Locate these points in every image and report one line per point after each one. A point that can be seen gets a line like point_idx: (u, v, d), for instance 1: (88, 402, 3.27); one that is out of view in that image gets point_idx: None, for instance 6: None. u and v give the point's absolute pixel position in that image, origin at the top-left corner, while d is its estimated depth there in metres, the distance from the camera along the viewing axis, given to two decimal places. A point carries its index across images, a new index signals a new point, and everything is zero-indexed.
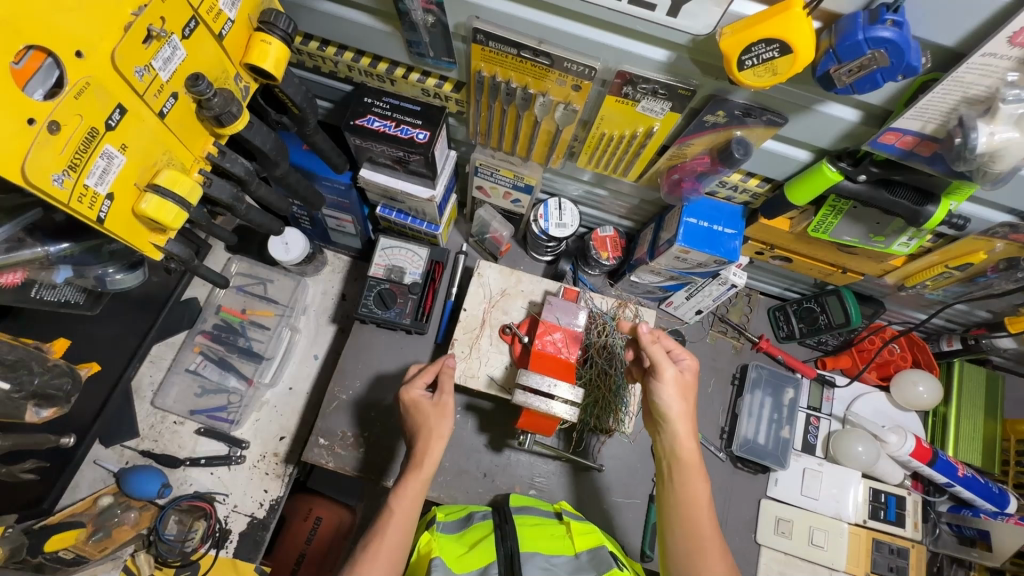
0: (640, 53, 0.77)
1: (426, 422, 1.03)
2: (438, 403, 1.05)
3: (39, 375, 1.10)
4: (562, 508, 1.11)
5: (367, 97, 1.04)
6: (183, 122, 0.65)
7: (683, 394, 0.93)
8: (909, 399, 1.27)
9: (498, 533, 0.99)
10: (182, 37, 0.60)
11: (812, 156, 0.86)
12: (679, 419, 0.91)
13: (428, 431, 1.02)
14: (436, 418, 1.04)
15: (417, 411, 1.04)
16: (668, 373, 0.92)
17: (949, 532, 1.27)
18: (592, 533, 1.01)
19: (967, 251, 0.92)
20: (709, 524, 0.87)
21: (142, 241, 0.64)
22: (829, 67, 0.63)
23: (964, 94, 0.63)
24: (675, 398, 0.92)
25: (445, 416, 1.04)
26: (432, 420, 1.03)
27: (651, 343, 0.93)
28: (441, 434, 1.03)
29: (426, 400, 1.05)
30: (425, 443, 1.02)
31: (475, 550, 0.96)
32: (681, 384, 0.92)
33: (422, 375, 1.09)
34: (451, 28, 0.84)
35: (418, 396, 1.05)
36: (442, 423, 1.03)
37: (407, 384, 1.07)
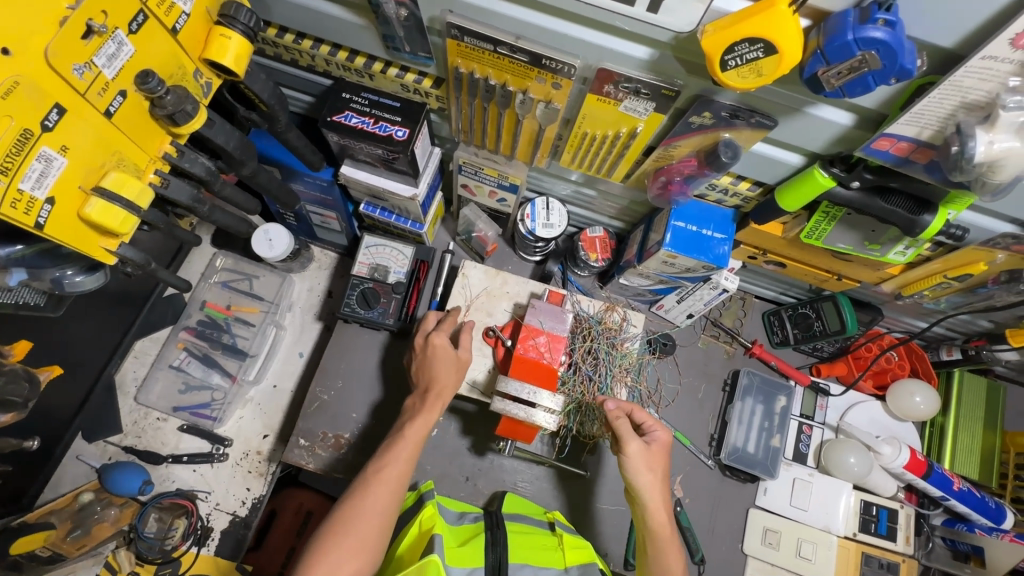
0: (621, 50, 0.73)
1: (443, 365, 1.07)
2: (458, 355, 1.09)
3: None
4: (555, 518, 1.08)
5: (345, 92, 1.01)
6: (135, 122, 0.62)
7: (647, 468, 0.92)
8: (905, 409, 1.23)
9: (488, 536, 0.94)
10: (128, 32, 0.57)
11: (804, 161, 0.82)
12: (651, 498, 0.92)
13: (440, 382, 1.06)
14: (451, 369, 1.07)
15: (438, 356, 1.08)
16: (632, 448, 0.92)
17: (943, 546, 1.23)
18: (583, 548, 0.99)
19: (967, 261, 0.88)
20: None
21: (91, 246, 0.61)
22: (817, 69, 0.59)
23: (963, 99, 0.59)
24: (644, 476, 0.92)
25: (461, 371, 1.08)
26: (447, 369, 1.07)
27: (615, 419, 0.95)
28: (446, 388, 1.05)
29: (448, 348, 1.09)
30: (444, 380, 1.06)
31: (468, 546, 0.93)
32: (646, 460, 0.92)
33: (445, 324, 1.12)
34: (426, 22, 0.80)
35: (441, 343, 1.08)
36: (455, 374, 1.07)
37: (431, 329, 1.10)
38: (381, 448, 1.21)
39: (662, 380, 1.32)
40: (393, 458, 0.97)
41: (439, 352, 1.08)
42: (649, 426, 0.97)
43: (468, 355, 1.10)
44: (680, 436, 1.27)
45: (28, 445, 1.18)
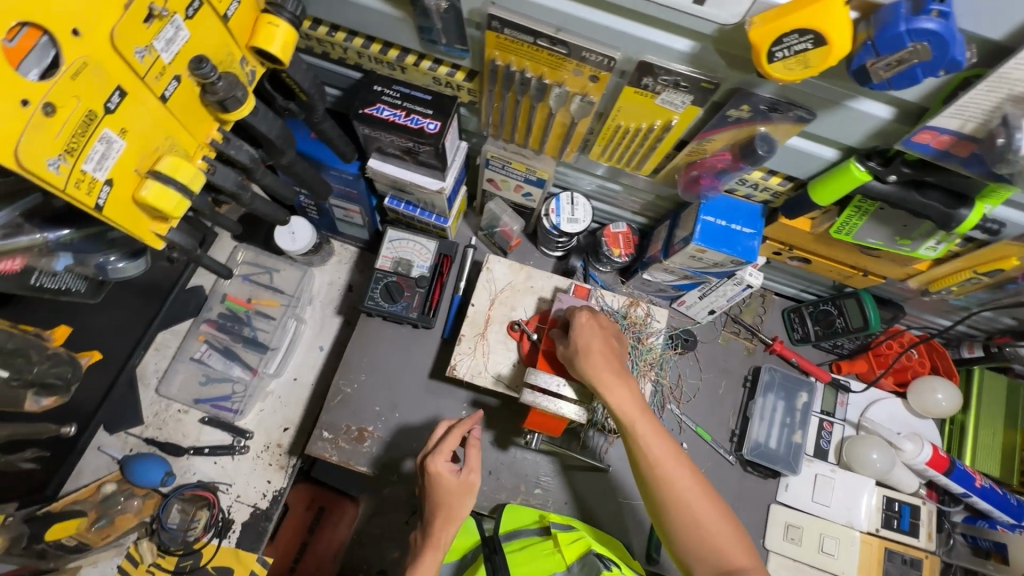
0: (662, 42, 0.73)
1: (450, 500, 0.98)
2: (462, 480, 0.99)
3: (38, 364, 1.12)
4: (549, 519, 1.09)
5: (377, 85, 1.01)
6: (186, 107, 0.63)
7: (617, 380, 0.92)
8: (927, 406, 1.24)
9: (488, 566, 0.98)
10: (184, 17, 0.58)
11: (838, 155, 0.83)
12: (628, 413, 0.91)
13: (449, 511, 0.98)
14: (460, 498, 0.98)
15: (444, 486, 0.98)
16: (593, 371, 0.91)
17: (963, 543, 1.24)
18: (579, 541, 0.99)
19: (998, 256, 0.88)
20: (704, 507, 0.87)
21: (142, 230, 0.62)
22: (866, 60, 0.60)
23: (1010, 91, 0.60)
24: (613, 390, 0.91)
25: (468, 499, 0.99)
26: (456, 501, 0.98)
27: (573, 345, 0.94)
28: (456, 519, 0.98)
29: (453, 477, 0.98)
30: (453, 513, 0.98)
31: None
32: (614, 373, 0.92)
33: (445, 446, 1.00)
34: (465, 14, 0.81)
35: (443, 470, 0.98)
36: (463, 504, 0.99)
37: (431, 454, 0.99)
38: (404, 441, 1.22)
39: (683, 376, 1.33)
40: (428, 553, 0.96)
41: (447, 482, 0.98)
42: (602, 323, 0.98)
43: (474, 481, 0.99)
44: (701, 431, 1.27)
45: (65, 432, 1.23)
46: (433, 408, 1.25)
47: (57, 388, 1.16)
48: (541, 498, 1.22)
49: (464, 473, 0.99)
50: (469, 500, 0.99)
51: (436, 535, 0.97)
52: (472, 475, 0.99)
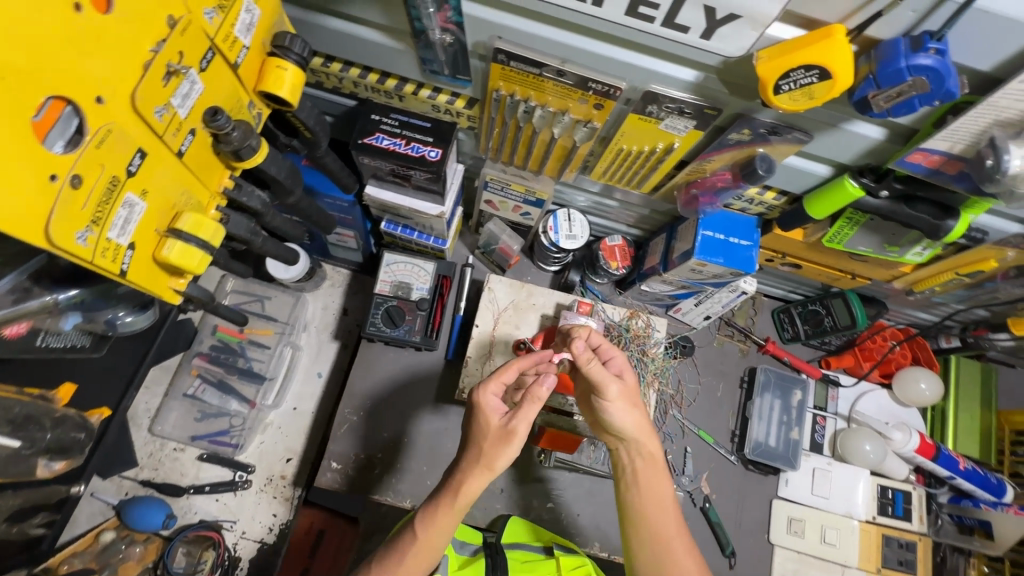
0: (667, 73, 0.75)
1: (485, 439, 0.85)
2: (504, 427, 0.85)
3: (50, 430, 1.13)
4: (554, 542, 1.11)
5: (374, 113, 1.00)
6: (200, 158, 0.61)
7: (631, 411, 0.87)
8: (912, 395, 1.31)
9: (489, 563, 1.00)
10: (199, 70, 0.56)
11: (831, 171, 0.86)
12: (638, 433, 0.87)
13: (485, 459, 0.84)
14: (496, 444, 0.84)
15: (485, 422, 0.86)
16: (613, 392, 0.86)
17: (949, 522, 1.30)
18: (582, 568, 1.05)
19: (978, 258, 0.94)
20: (675, 523, 0.87)
21: (162, 287, 0.60)
22: (868, 92, 0.63)
23: (997, 117, 0.64)
24: (627, 417, 0.87)
25: (507, 446, 0.83)
26: (491, 446, 0.84)
27: (585, 366, 0.87)
28: (490, 468, 0.84)
29: (497, 416, 0.87)
30: (487, 454, 0.84)
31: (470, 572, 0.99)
32: (628, 397, 0.87)
33: (501, 379, 0.91)
34: (470, 47, 0.81)
35: (490, 404, 0.87)
36: (499, 453, 0.83)
37: (481, 385, 0.88)
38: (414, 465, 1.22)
39: (683, 381, 1.36)
40: (445, 507, 0.85)
41: (488, 419, 0.86)
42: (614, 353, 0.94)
43: (518, 430, 0.84)
44: (703, 434, 1.32)
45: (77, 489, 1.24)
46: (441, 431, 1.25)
47: (71, 451, 1.18)
48: (553, 512, 1.23)
49: (508, 418, 0.85)
50: (507, 453, 0.83)
51: (461, 479, 0.85)
52: (519, 421, 0.84)
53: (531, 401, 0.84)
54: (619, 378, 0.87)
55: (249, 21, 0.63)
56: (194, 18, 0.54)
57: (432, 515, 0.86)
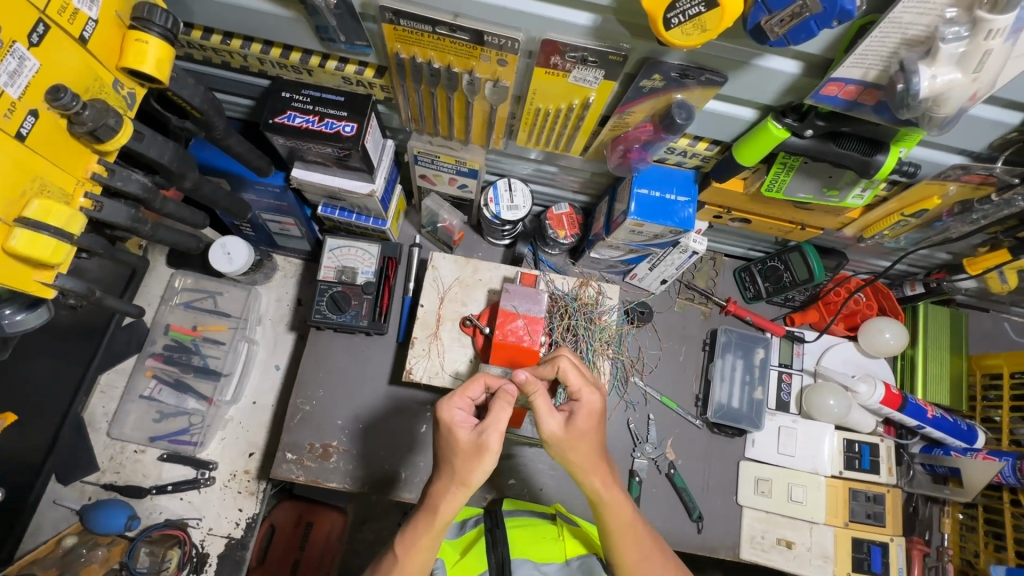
0: (563, 19, 0.71)
1: (456, 455, 0.80)
2: (476, 440, 0.79)
3: None
4: (558, 511, 1.08)
5: (284, 91, 0.96)
6: (55, 143, 0.58)
7: (577, 444, 0.82)
8: (877, 346, 1.27)
9: (488, 539, 0.97)
10: (28, 45, 0.53)
11: (757, 114, 0.82)
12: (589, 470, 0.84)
13: (459, 475, 0.80)
14: (468, 459, 0.79)
15: (454, 440, 0.80)
16: (554, 428, 0.81)
17: (923, 472, 1.26)
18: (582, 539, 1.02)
19: (922, 197, 0.90)
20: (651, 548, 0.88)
21: (23, 280, 0.58)
22: (759, 19, 0.59)
23: (903, 35, 0.59)
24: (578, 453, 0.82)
25: (478, 461, 0.78)
26: (462, 462, 0.79)
27: (530, 396, 0.82)
28: (466, 483, 0.80)
29: (467, 431, 0.80)
30: (460, 470, 0.80)
31: (470, 554, 0.97)
32: (577, 437, 0.82)
33: (467, 394, 0.84)
34: (359, 8, 0.76)
35: (456, 422, 0.81)
36: (472, 467, 0.79)
37: (445, 401, 0.82)
38: (371, 451, 1.20)
39: (644, 348, 1.33)
40: (425, 526, 0.82)
41: (456, 437, 0.80)
42: (576, 391, 0.84)
43: (490, 443, 0.78)
44: (666, 400, 1.29)
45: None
46: (396, 414, 1.23)
47: None
48: (515, 488, 1.21)
49: (478, 430, 0.80)
50: (480, 467, 0.79)
51: (437, 497, 0.82)
52: (490, 433, 0.79)
53: (501, 406, 0.80)
54: (562, 416, 0.82)
55: None
56: None
57: (411, 536, 0.82)
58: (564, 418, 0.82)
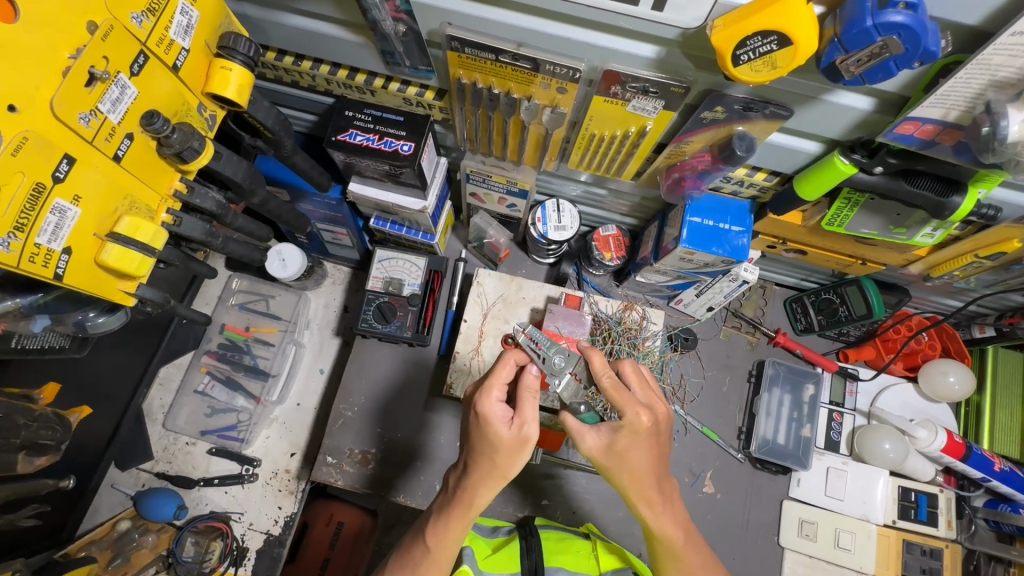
0: (627, 50, 0.71)
1: (494, 450, 0.74)
2: (516, 435, 0.74)
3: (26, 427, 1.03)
4: (592, 530, 1.06)
5: (348, 110, 0.99)
6: (144, 163, 0.63)
7: (618, 461, 0.76)
8: (941, 391, 1.20)
9: (523, 544, 0.95)
10: (129, 74, 0.58)
11: (822, 147, 0.80)
12: (637, 480, 0.77)
13: (498, 470, 0.75)
14: (510, 454, 0.74)
15: (493, 435, 0.74)
16: (587, 446, 0.77)
17: (986, 529, 1.18)
18: (618, 554, 0.98)
19: (999, 239, 0.86)
20: (696, 555, 0.82)
21: (109, 289, 0.64)
22: (835, 57, 0.57)
23: (992, 77, 0.56)
24: (620, 462, 0.76)
25: (520, 454, 0.74)
26: (503, 457, 0.74)
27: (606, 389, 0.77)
28: (503, 477, 0.75)
29: (506, 425, 0.74)
30: (500, 466, 0.75)
31: (502, 551, 0.95)
32: (609, 453, 0.76)
33: (500, 382, 0.77)
34: (424, 35, 0.79)
35: (498, 416, 0.74)
36: (511, 461, 0.75)
37: (482, 394, 0.75)
38: (408, 460, 1.20)
39: (686, 375, 1.30)
40: (459, 514, 0.78)
41: (495, 432, 0.74)
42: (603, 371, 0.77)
43: (532, 435, 0.74)
44: (708, 431, 1.25)
45: (65, 484, 1.16)
46: (434, 426, 1.23)
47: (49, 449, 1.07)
48: (548, 509, 1.19)
49: (520, 424, 0.74)
50: (520, 461, 0.75)
51: (471, 490, 0.77)
52: (532, 427, 0.74)
53: (531, 396, 0.75)
54: (599, 430, 0.76)
55: (186, 23, 0.63)
56: (117, 23, 0.55)
57: (443, 523, 0.79)
58: (606, 435, 0.76)
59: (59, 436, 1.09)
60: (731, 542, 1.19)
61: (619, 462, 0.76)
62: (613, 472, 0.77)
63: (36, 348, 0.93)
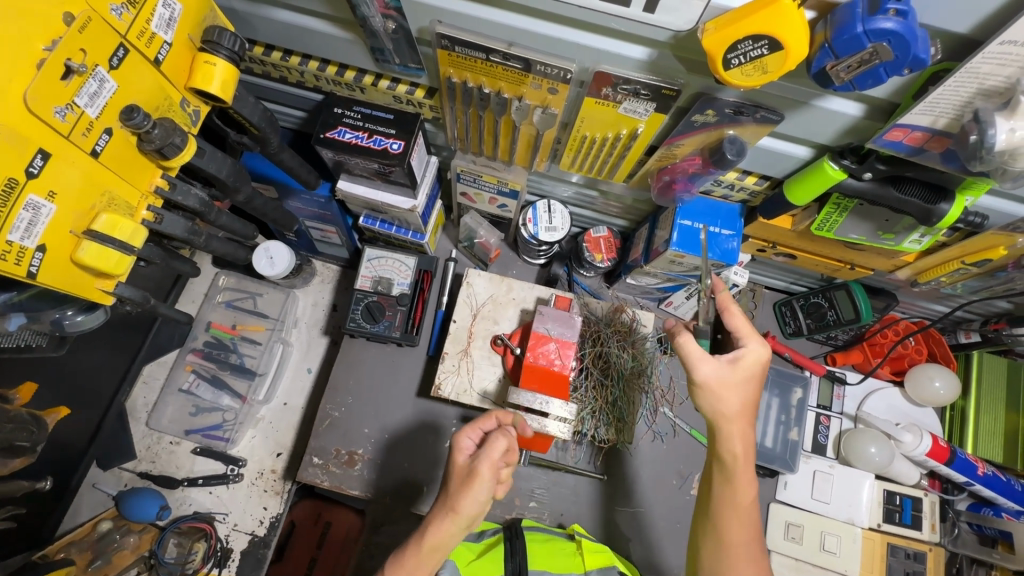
0: (619, 52, 0.70)
1: (451, 481, 0.81)
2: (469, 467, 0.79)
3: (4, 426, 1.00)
4: (578, 530, 1.06)
5: (337, 107, 0.98)
6: (123, 159, 0.62)
7: (728, 390, 0.83)
8: (926, 395, 1.20)
9: (508, 547, 0.95)
10: (108, 68, 0.56)
11: (812, 153, 0.80)
12: (739, 418, 0.83)
13: (450, 501, 0.78)
14: (460, 484, 0.79)
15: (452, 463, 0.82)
16: (702, 377, 0.82)
17: (969, 532, 1.20)
18: (603, 552, 0.97)
19: (985, 246, 0.87)
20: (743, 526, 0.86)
21: (86, 288, 0.62)
22: (826, 63, 0.57)
23: (980, 85, 0.56)
24: (726, 394, 0.82)
25: (468, 486, 0.77)
26: (454, 488, 0.79)
27: (676, 344, 0.82)
28: (454, 511, 0.78)
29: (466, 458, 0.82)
30: (451, 496, 0.79)
31: (487, 556, 0.94)
32: (727, 382, 0.82)
33: (478, 425, 0.86)
34: (415, 33, 0.78)
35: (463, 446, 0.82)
36: (461, 493, 0.78)
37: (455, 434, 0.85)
38: (395, 462, 1.19)
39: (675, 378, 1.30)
40: (414, 548, 0.79)
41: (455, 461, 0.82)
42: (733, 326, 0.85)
43: (480, 471, 0.77)
44: (696, 433, 1.25)
45: (43, 485, 1.13)
46: (422, 427, 1.22)
47: None
48: (536, 511, 1.18)
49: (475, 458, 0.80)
50: (469, 494, 0.77)
51: (429, 521, 0.80)
52: (481, 461, 0.78)
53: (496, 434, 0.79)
54: (718, 361, 0.82)
55: (169, 16, 0.62)
56: (96, 14, 0.54)
57: (400, 558, 0.80)
58: (723, 365, 0.82)
59: (37, 436, 1.06)
60: None
61: (729, 392, 0.83)
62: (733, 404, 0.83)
63: (14, 346, 0.91)
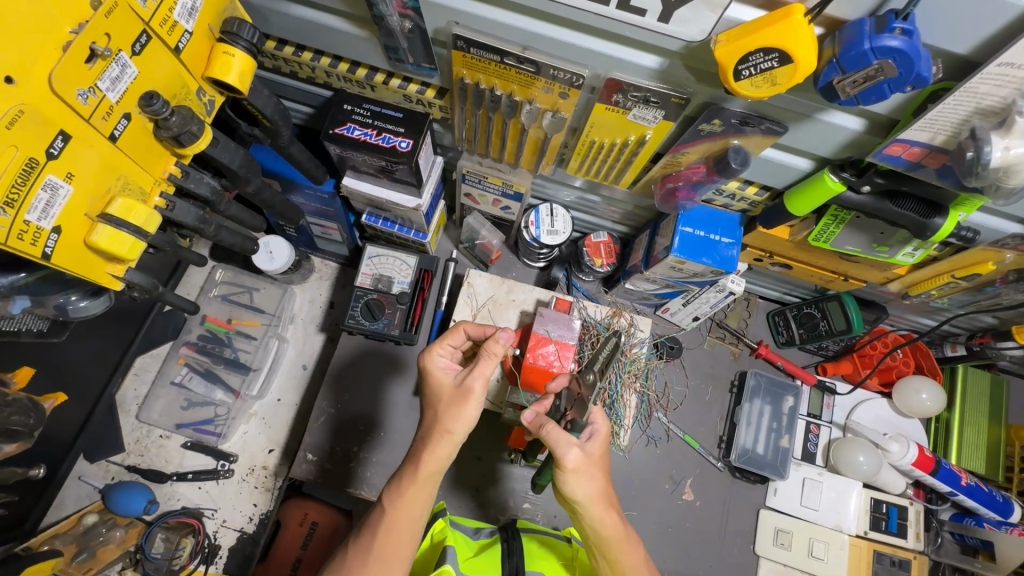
0: (630, 59, 0.72)
1: (440, 403, 0.82)
2: (459, 386, 0.81)
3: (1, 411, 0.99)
4: (572, 533, 1.07)
5: (347, 104, 0.99)
6: (140, 145, 0.62)
7: (592, 469, 0.77)
8: (913, 406, 1.23)
9: (504, 547, 0.94)
10: (131, 53, 0.57)
11: (812, 165, 0.82)
12: (594, 502, 0.77)
13: (441, 422, 0.80)
14: (451, 404, 0.80)
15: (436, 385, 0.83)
16: (572, 461, 0.75)
17: (951, 541, 1.23)
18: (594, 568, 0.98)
19: (975, 261, 0.90)
20: None
21: (97, 272, 0.62)
22: (832, 77, 0.59)
23: (977, 105, 0.59)
24: (583, 479, 0.76)
25: (462, 403, 0.79)
26: (445, 409, 0.80)
27: (540, 431, 0.78)
28: (447, 429, 0.79)
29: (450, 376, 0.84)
30: (443, 418, 0.80)
31: (484, 555, 0.93)
32: (586, 465, 0.77)
33: (449, 343, 0.88)
34: (430, 34, 0.80)
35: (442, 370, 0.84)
36: (454, 413, 0.79)
37: (427, 353, 0.86)
38: (391, 460, 1.18)
39: (669, 383, 1.32)
40: (410, 476, 0.79)
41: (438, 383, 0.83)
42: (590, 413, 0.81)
43: (472, 387, 0.79)
44: (689, 439, 1.26)
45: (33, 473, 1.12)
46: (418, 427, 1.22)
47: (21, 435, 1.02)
48: (529, 512, 1.21)
49: (463, 376, 0.82)
50: (462, 413, 0.79)
51: (422, 449, 0.80)
52: (472, 377, 0.80)
53: (486, 354, 0.80)
54: (580, 445, 0.76)
55: (191, 6, 0.62)
56: (122, 1, 0.54)
57: (398, 487, 0.80)
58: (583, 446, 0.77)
59: (32, 423, 1.05)
60: (708, 549, 1.21)
61: (587, 477, 0.77)
62: (583, 489, 0.77)
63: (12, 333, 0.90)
